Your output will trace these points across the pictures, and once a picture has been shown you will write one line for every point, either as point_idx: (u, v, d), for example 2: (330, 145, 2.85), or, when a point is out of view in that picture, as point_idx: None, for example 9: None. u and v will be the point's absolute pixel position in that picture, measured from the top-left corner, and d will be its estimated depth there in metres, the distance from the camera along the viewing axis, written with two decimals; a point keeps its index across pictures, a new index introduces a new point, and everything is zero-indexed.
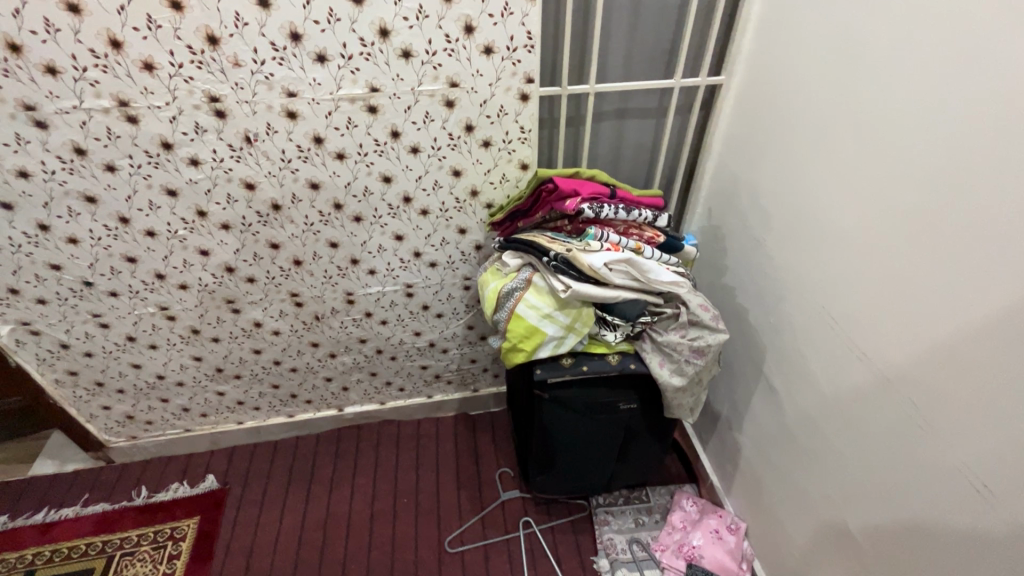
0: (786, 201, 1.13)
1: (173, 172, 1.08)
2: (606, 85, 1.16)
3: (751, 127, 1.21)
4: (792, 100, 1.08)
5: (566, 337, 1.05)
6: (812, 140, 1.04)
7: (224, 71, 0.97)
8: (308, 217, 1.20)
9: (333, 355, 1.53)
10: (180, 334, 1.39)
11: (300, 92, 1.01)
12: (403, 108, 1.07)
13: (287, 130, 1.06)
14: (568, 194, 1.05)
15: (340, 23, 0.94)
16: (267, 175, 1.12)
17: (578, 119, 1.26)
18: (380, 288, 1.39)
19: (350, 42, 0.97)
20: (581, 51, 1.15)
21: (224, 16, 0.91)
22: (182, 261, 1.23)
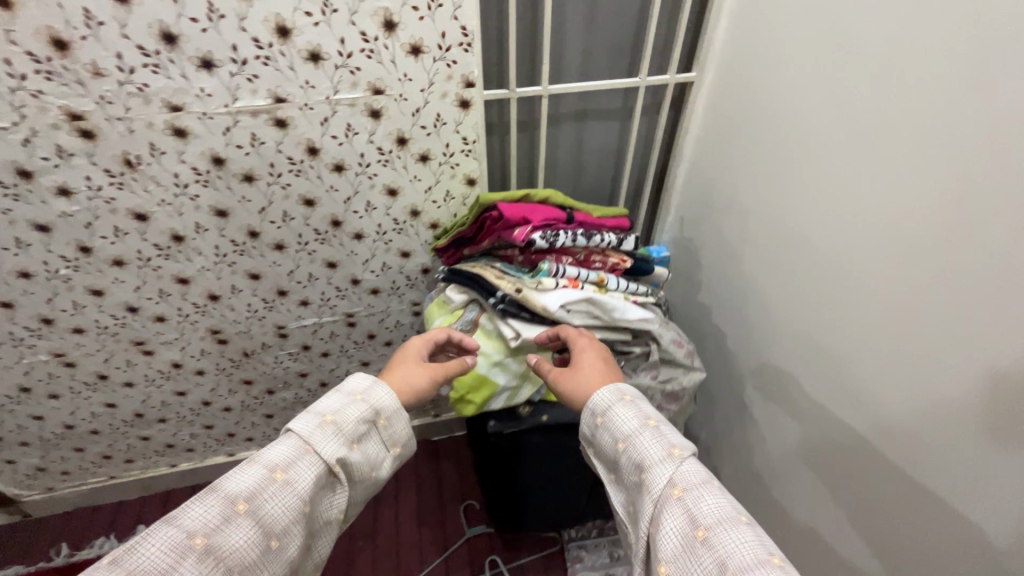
0: (763, 214, 1.00)
1: (40, 204, 0.89)
2: (560, 87, 1.00)
3: (725, 128, 1.07)
4: (767, 100, 0.94)
5: (521, 387, 0.93)
6: (792, 150, 0.91)
7: (81, 83, 0.78)
8: (218, 247, 1.03)
9: (271, 391, 1.37)
10: (85, 381, 1.20)
11: (185, 105, 0.83)
12: (319, 122, 0.89)
13: (177, 150, 0.87)
14: (516, 222, 0.91)
15: (225, 21, 0.76)
16: (160, 204, 0.94)
17: (528, 123, 1.10)
18: (317, 320, 1.23)
19: (239, 44, 0.78)
20: (525, 47, 0.98)
21: (68, 12, 0.71)
22: (72, 303, 1.04)
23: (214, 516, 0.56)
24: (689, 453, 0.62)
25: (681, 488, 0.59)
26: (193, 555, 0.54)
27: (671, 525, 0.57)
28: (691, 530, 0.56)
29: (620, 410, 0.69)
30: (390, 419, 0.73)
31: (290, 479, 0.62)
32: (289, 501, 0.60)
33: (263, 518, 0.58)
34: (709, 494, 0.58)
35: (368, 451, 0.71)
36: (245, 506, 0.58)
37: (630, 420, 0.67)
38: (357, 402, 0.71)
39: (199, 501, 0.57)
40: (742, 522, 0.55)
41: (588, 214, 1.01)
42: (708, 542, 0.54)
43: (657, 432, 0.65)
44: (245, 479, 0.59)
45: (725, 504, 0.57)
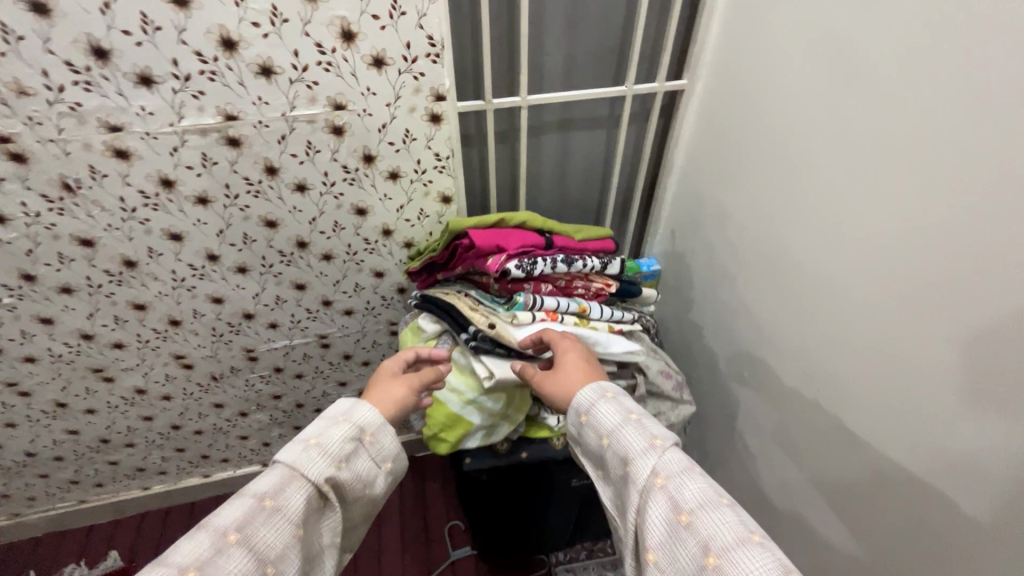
0: (754, 227, 0.98)
1: (85, 218, 0.85)
2: (570, 93, 0.99)
3: (714, 137, 1.04)
4: (759, 109, 0.91)
5: (498, 425, 0.93)
6: (783, 163, 0.88)
7: (132, 91, 0.74)
8: (265, 258, 1.00)
9: (301, 404, 1.36)
10: (122, 395, 1.17)
11: (240, 113, 0.80)
12: (377, 129, 0.87)
13: (228, 160, 0.84)
14: (488, 250, 0.90)
15: (288, 24, 0.73)
16: (210, 216, 0.91)
17: (566, 126, 1.09)
18: (358, 330, 1.21)
19: (302, 48, 0.76)
20: (572, 48, 0.98)
21: (123, 17, 0.68)
22: (113, 318, 1.02)
23: (222, 545, 0.55)
24: (669, 441, 0.62)
25: (664, 477, 0.60)
26: (266, 508, 0.60)
27: (656, 513, 0.58)
28: (672, 517, 0.57)
29: (601, 407, 0.69)
30: (376, 435, 0.72)
31: (284, 506, 0.61)
32: (330, 455, 0.67)
33: (328, 455, 0.67)
34: (699, 480, 0.58)
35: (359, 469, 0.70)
36: (238, 535, 0.57)
37: (611, 415, 0.67)
38: (342, 423, 0.71)
39: (273, 467, 0.65)
40: (722, 505, 0.56)
41: (569, 238, 1.00)
42: (691, 527, 0.55)
43: (639, 424, 0.65)
44: (228, 512, 0.59)
45: (705, 487, 0.57)
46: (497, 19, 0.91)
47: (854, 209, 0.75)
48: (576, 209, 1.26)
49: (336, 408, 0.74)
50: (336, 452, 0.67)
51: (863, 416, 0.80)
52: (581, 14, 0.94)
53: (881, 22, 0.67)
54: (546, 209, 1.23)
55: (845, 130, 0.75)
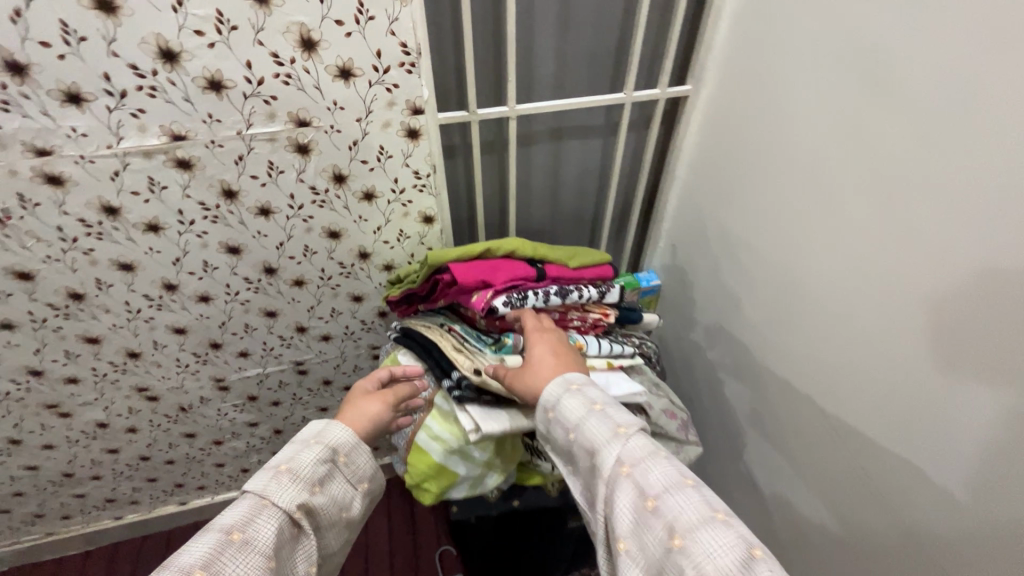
0: (747, 251, 0.93)
1: (18, 250, 0.79)
2: (562, 101, 0.91)
3: (710, 152, 0.98)
4: (753, 132, 0.86)
5: (486, 475, 0.88)
6: (782, 197, 0.82)
7: (78, 112, 0.68)
8: (229, 285, 0.95)
9: (279, 430, 1.30)
10: (81, 429, 1.10)
11: (189, 132, 0.73)
12: (348, 146, 0.82)
13: (189, 185, 0.79)
14: (472, 285, 0.87)
15: (238, 33, 0.66)
16: (163, 244, 0.85)
17: (556, 134, 1.01)
18: (336, 355, 1.17)
19: (255, 60, 0.69)
20: (562, 50, 0.89)
21: (47, 29, 0.61)
22: (63, 352, 0.95)
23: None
24: (633, 427, 0.61)
25: (628, 462, 0.58)
26: (235, 543, 0.55)
27: (622, 502, 0.56)
28: (639, 503, 0.55)
29: (565, 401, 0.67)
30: (351, 458, 0.69)
31: (256, 539, 0.56)
32: (302, 480, 0.63)
33: (302, 479, 0.63)
34: (663, 465, 0.56)
35: (333, 493, 0.67)
36: (205, 572, 0.52)
37: (574, 404, 0.66)
38: (315, 446, 0.67)
39: (240, 499, 0.60)
40: (687, 487, 0.54)
41: (562, 265, 0.96)
42: (658, 511, 0.53)
43: (602, 413, 0.63)
44: (194, 548, 0.54)
45: (669, 470, 0.56)
46: (480, 17, 0.83)
47: (852, 248, 0.71)
48: (567, 224, 1.19)
49: (307, 429, 0.70)
50: (309, 479, 0.63)
51: (863, 456, 0.76)
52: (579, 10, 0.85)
53: (896, 32, 0.60)
54: (534, 225, 1.16)
55: (859, 149, 0.68)
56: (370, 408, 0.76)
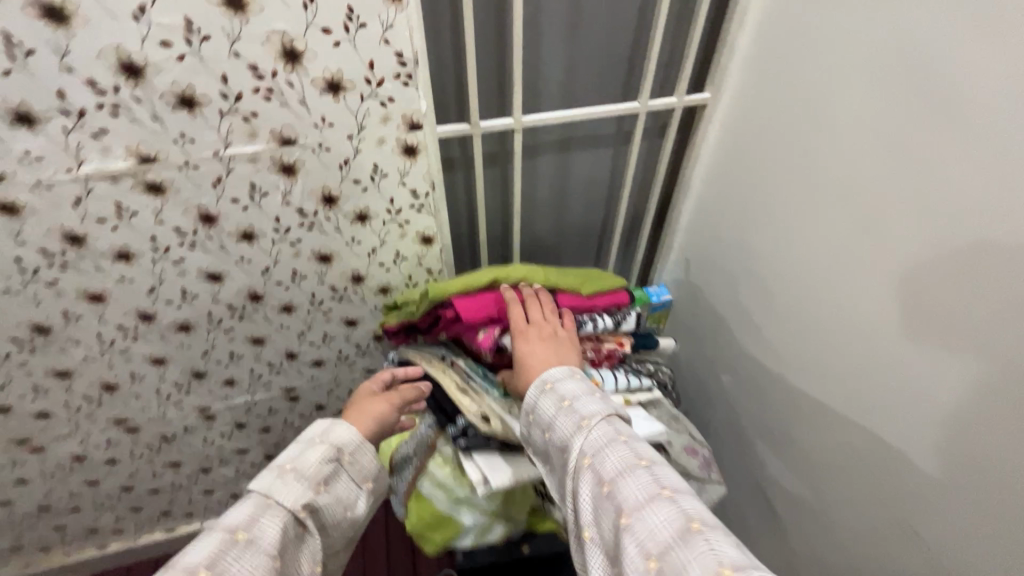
0: (794, 290, 0.80)
1: (90, 271, 0.71)
2: (687, 98, 0.84)
3: (741, 143, 0.85)
4: (787, 101, 0.74)
5: (489, 525, 0.70)
6: (789, 175, 0.76)
7: (126, 159, 0.61)
8: (314, 295, 0.86)
9: (269, 457, 1.20)
10: (147, 445, 1.04)
11: (299, 136, 0.65)
12: (398, 124, 0.67)
13: (226, 184, 0.67)
14: (479, 323, 0.72)
15: (308, 60, 0.58)
16: (230, 264, 0.77)
17: (564, 146, 0.93)
18: (330, 381, 1.05)
19: (344, 67, 0.60)
20: (578, 57, 0.80)
21: (128, 39, 0.53)
22: (129, 375, 0.89)
23: (290, 520, 0.51)
24: (596, 418, 0.55)
25: (591, 456, 0.53)
26: (239, 543, 0.47)
27: (584, 491, 0.52)
28: (597, 490, 0.51)
29: (541, 399, 0.60)
30: (355, 456, 0.59)
31: (350, 470, 0.59)
32: (302, 486, 0.53)
33: (306, 478, 0.54)
34: (614, 450, 0.52)
35: (335, 495, 0.57)
36: (308, 509, 0.53)
37: (544, 404, 0.59)
38: (320, 445, 0.58)
39: (259, 477, 0.54)
40: (641, 468, 0.50)
41: (624, 292, 0.83)
42: (612, 494, 0.49)
43: (570, 411, 0.57)
44: (290, 487, 0.53)
45: (623, 455, 0.51)
46: (566, 32, 0.77)
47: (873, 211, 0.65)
48: (575, 236, 1.09)
49: (307, 433, 0.59)
50: (314, 478, 0.54)
51: None
52: (629, 18, 0.78)
53: (916, 20, 0.55)
54: (542, 238, 1.07)
55: (850, 177, 0.67)
56: (378, 409, 0.65)
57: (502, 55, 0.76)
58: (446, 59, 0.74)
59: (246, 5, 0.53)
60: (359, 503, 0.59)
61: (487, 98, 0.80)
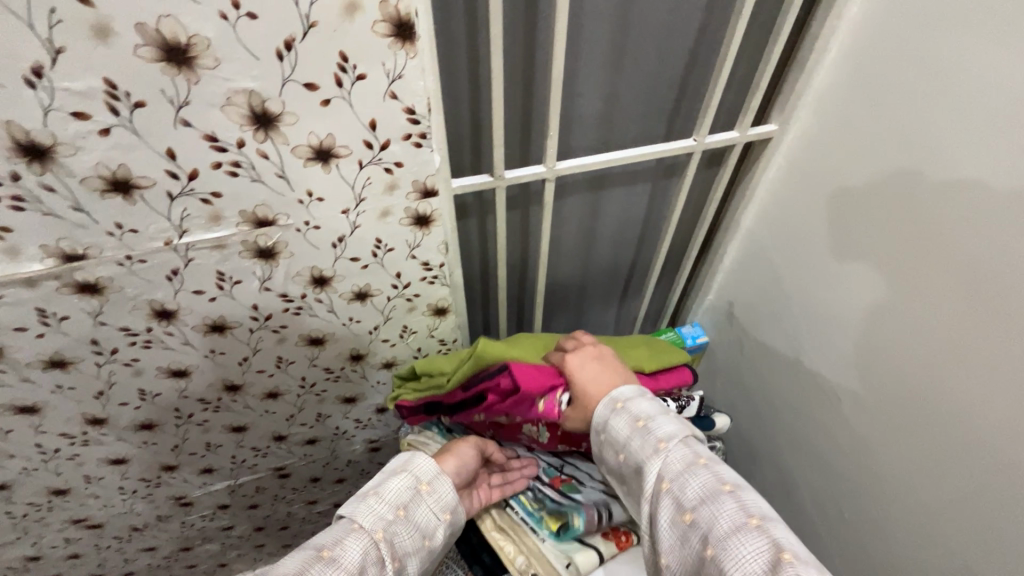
0: (874, 369, 0.66)
1: (14, 384, 0.56)
2: (750, 132, 0.69)
3: (811, 183, 0.70)
4: (886, 137, 0.58)
5: None
6: (878, 229, 0.62)
7: (45, 258, 0.45)
8: (306, 378, 0.71)
9: (260, 528, 1.07)
10: (114, 537, 0.89)
11: (278, 216, 0.49)
12: (409, 192, 0.52)
13: (185, 276, 0.51)
14: (537, 393, 0.58)
15: (287, 123, 0.43)
16: (199, 358, 0.62)
17: (598, 184, 0.78)
18: (326, 455, 0.91)
19: (336, 130, 0.44)
20: (620, 86, 0.65)
21: (20, 112, 0.36)
22: (84, 478, 0.73)
23: (372, 542, 0.47)
24: (673, 440, 0.48)
25: (668, 481, 0.46)
26: (323, 560, 0.44)
27: (662, 521, 0.46)
28: (677, 517, 0.45)
29: (611, 419, 0.52)
30: (436, 485, 0.55)
31: (431, 498, 0.54)
32: (386, 510, 0.50)
33: (390, 501, 0.51)
34: (696, 475, 0.45)
35: (419, 521, 0.52)
36: (387, 532, 0.49)
37: (615, 420, 0.52)
38: (407, 474, 0.54)
39: (348, 499, 0.51)
40: (725, 495, 0.43)
41: (688, 369, 0.71)
42: (694, 525, 0.43)
43: (643, 431, 0.50)
44: (374, 511, 0.49)
45: (704, 480, 0.45)
46: (609, 59, 0.62)
47: (1000, 290, 0.52)
48: (603, 276, 0.95)
49: (396, 460, 0.56)
50: (399, 502, 0.51)
51: None
52: (684, 38, 0.63)
53: None
54: (565, 279, 0.93)
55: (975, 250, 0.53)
56: (465, 453, 0.60)
57: (532, 88, 0.60)
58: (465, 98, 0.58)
59: (193, 59, 0.37)
60: (438, 533, 0.54)
61: (510, 140, 0.65)
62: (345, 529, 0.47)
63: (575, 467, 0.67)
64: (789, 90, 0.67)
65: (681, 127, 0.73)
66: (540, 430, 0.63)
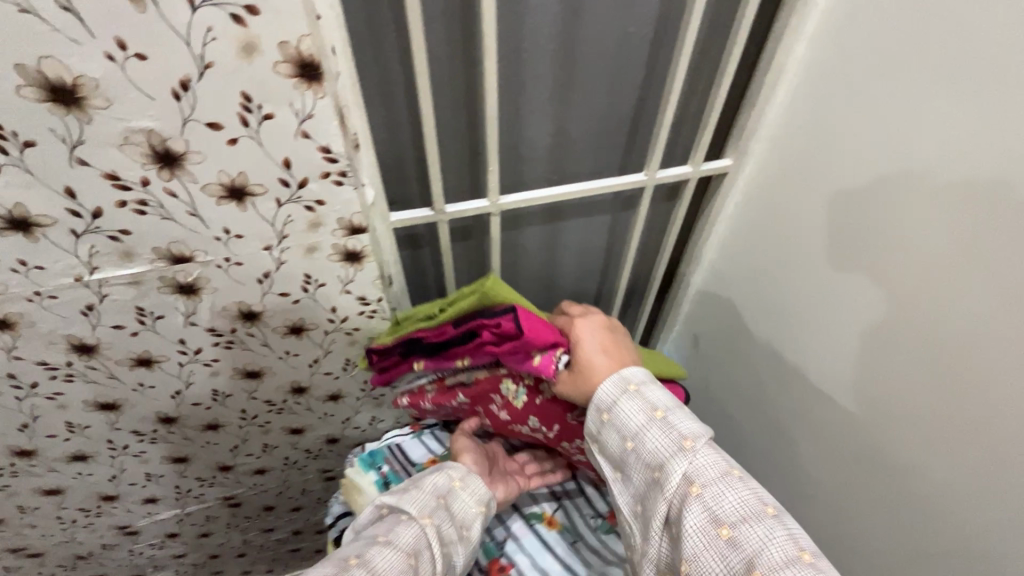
0: (824, 417, 0.64)
1: None
2: (705, 167, 0.68)
3: (766, 220, 0.68)
4: (829, 182, 0.57)
5: None
6: (823, 272, 0.60)
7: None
8: (246, 410, 0.69)
9: (215, 555, 1.04)
10: (58, 565, 0.87)
11: (196, 253, 0.48)
12: (335, 228, 0.51)
13: (101, 311, 0.50)
14: (537, 346, 0.52)
15: (192, 162, 0.41)
16: (128, 391, 0.60)
17: (555, 214, 0.76)
18: (278, 484, 0.88)
19: (248, 169, 0.43)
20: (568, 119, 0.64)
21: None
22: (18, 508, 0.71)
23: (422, 528, 0.49)
24: (701, 440, 0.43)
25: (698, 485, 0.41)
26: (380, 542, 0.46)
27: (686, 527, 0.40)
28: (710, 529, 0.39)
29: (624, 403, 0.48)
30: (467, 479, 0.56)
31: (467, 491, 0.56)
32: (429, 498, 0.52)
33: (432, 491, 0.53)
34: (730, 486, 0.40)
35: (458, 513, 0.54)
36: (434, 518, 0.50)
37: (636, 407, 0.47)
38: (445, 472, 0.56)
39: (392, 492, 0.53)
40: (769, 516, 0.39)
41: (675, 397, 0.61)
42: (733, 542, 0.38)
43: (664, 423, 0.45)
44: (417, 499, 0.51)
45: (744, 497, 0.39)
46: (555, 94, 0.60)
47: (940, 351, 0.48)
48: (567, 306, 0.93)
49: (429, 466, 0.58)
50: (439, 493, 0.53)
51: None
52: (634, 72, 0.61)
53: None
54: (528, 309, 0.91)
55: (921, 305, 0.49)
56: (473, 447, 0.62)
57: (474, 122, 0.59)
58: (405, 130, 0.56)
59: (82, 100, 0.36)
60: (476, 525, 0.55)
61: (456, 172, 0.64)
62: (392, 519, 0.49)
63: (519, 546, 0.61)
64: (741, 128, 0.65)
65: (636, 161, 0.71)
66: (518, 392, 0.59)
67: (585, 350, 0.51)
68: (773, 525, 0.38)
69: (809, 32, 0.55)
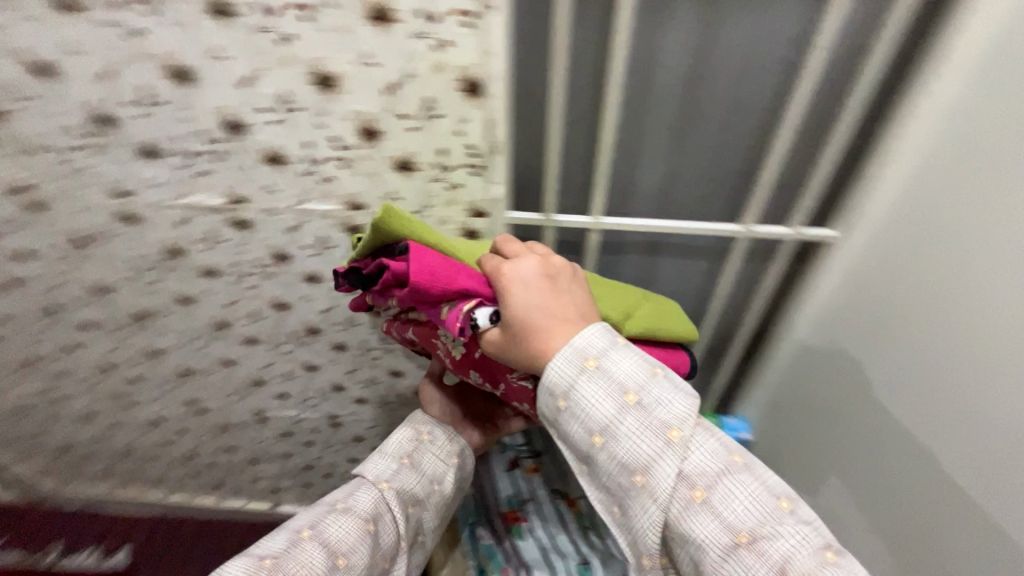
0: (921, 488, 0.63)
1: (184, 280, 0.80)
2: (807, 231, 0.70)
3: (865, 292, 0.70)
4: (940, 259, 0.59)
5: None
6: (931, 347, 0.61)
7: (221, 198, 0.67)
8: (366, 341, 0.88)
9: (309, 466, 1.26)
10: (209, 426, 1.14)
11: (367, 204, 0.67)
12: (463, 208, 0.67)
13: (300, 232, 0.71)
14: (446, 299, 0.49)
15: (384, 139, 0.60)
16: (297, 298, 0.81)
17: (651, 249, 0.84)
18: (370, 418, 1.07)
19: (416, 150, 0.61)
20: (676, 165, 0.72)
21: (235, 101, 0.58)
22: (204, 368, 0.98)
23: (380, 493, 0.63)
24: (689, 428, 0.43)
25: (703, 487, 0.42)
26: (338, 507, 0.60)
27: (702, 535, 0.41)
28: (729, 537, 0.40)
29: (584, 384, 0.45)
30: (433, 436, 0.72)
31: (431, 447, 0.71)
32: (391, 466, 0.67)
33: (392, 459, 0.67)
34: (738, 482, 0.41)
35: (421, 470, 0.69)
36: (390, 482, 0.65)
37: (607, 398, 0.44)
38: (410, 438, 0.70)
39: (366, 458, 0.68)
40: (785, 512, 0.41)
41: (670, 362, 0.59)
42: (754, 547, 0.40)
43: (641, 411, 0.43)
44: (378, 466, 0.66)
45: (753, 495, 0.41)
46: (668, 142, 0.70)
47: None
48: None
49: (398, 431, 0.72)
50: (397, 459, 0.68)
51: None
52: (746, 134, 0.68)
53: None
54: None
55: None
56: (438, 397, 0.76)
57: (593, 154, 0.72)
58: (535, 151, 0.70)
59: (335, 87, 0.56)
60: (443, 477, 0.71)
61: (569, 193, 0.76)
62: (356, 488, 0.64)
63: (536, 510, 0.86)
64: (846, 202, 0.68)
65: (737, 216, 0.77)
66: (455, 343, 0.57)
67: (527, 317, 0.47)
68: (790, 525, 0.40)
69: (928, 121, 0.58)
